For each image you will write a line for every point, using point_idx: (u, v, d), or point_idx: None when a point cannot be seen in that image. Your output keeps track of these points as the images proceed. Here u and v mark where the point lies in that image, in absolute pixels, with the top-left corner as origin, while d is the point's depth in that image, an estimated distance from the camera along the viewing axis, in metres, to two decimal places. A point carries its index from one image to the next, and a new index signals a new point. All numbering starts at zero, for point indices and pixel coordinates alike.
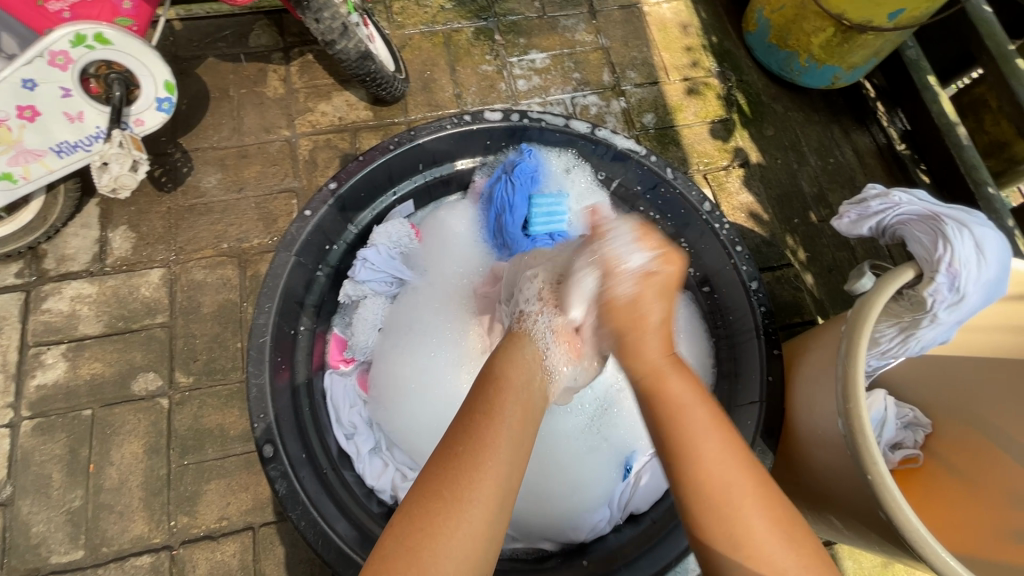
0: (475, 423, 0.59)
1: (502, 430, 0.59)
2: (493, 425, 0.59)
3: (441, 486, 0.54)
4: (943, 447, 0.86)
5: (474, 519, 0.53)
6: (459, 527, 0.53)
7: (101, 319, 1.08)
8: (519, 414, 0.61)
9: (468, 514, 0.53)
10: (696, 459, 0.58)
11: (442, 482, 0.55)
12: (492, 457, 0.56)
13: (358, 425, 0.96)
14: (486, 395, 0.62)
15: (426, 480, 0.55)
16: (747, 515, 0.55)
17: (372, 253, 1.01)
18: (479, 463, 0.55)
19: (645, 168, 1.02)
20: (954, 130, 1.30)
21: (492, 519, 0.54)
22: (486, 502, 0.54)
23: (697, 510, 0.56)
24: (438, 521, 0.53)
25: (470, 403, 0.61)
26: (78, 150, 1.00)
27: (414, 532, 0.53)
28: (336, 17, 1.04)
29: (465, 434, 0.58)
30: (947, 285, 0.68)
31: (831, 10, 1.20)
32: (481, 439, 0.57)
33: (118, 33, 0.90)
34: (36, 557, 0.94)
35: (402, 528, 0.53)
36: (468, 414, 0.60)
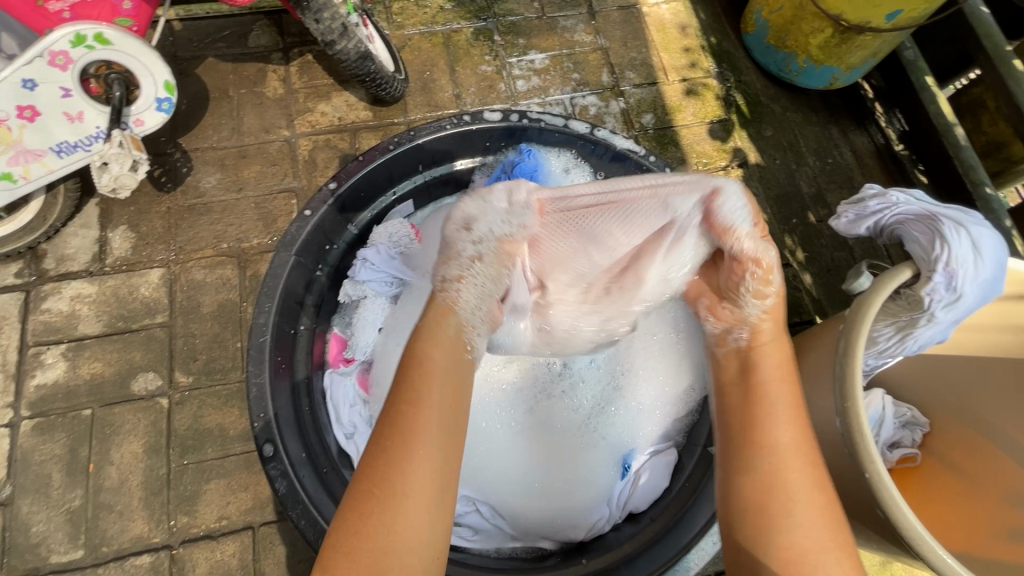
0: (402, 411, 0.60)
1: (430, 417, 0.60)
2: (418, 412, 0.59)
3: (372, 483, 0.56)
4: (940, 446, 0.86)
5: (410, 510, 0.55)
6: (399, 521, 0.55)
7: (100, 319, 1.08)
8: (448, 398, 0.62)
9: (405, 506, 0.55)
10: (775, 470, 0.62)
11: (375, 478, 0.56)
12: (420, 444, 0.58)
13: (358, 424, 0.95)
14: (412, 376, 0.62)
15: (360, 475, 0.57)
16: (795, 516, 0.60)
17: (372, 253, 1.01)
18: (408, 455, 0.57)
19: (644, 168, 1.03)
20: (952, 131, 1.31)
21: (431, 503, 0.56)
22: (421, 493, 0.56)
23: (753, 505, 0.61)
24: (373, 517, 0.55)
25: (395, 392, 0.62)
26: (78, 150, 1.00)
27: (355, 534, 0.54)
28: (336, 17, 1.05)
29: (390, 425, 0.59)
30: (944, 284, 0.69)
31: (829, 11, 1.20)
32: (406, 431, 0.58)
33: (119, 33, 0.90)
34: (35, 557, 0.95)
35: (342, 529, 0.55)
36: (390, 407, 0.61)
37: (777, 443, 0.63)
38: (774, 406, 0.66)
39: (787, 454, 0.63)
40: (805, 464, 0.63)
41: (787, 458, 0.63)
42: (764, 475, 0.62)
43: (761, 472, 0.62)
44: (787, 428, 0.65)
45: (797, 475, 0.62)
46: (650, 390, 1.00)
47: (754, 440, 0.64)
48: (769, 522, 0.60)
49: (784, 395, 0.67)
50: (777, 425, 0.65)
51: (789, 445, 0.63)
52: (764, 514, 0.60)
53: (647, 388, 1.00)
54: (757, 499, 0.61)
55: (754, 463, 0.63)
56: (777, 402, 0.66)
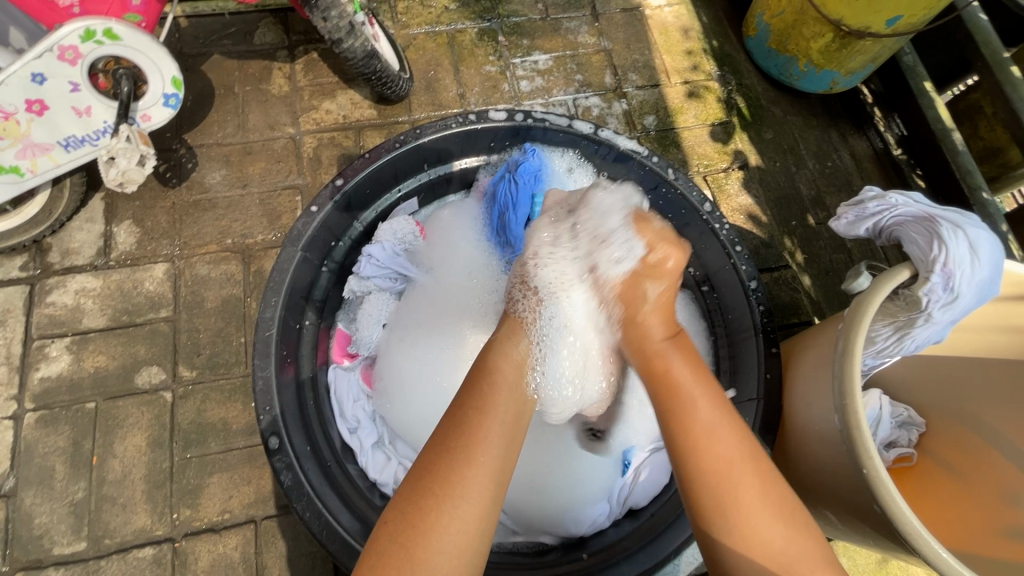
0: (466, 416, 0.62)
1: (493, 425, 0.62)
2: (482, 419, 0.62)
3: (431, 481, 0.57)
4: (936, 445, 0.87)
5: (465, 510, 0.56)
6: (450, 516, 0.55)
7: (105, 313, 1.09)
8: (509, 412, 0.64)
9: (460, 504, 0.56)
10: (704, 441, 0.61)
11: (433, 476, 0.57)
12: (484, 449, 0.59)
13: (362, 419, 0.97)
14: (477, 392, 0.65)
15: (416, 476, 0.58)
16: (743, 490, 0.59)
17: (377, 249, 1.01)
18: (470, 457, 0.58)
19: (647, 169, 1.04)
20: (950, 136, 1.32)
21: (484, 509, 0.57)
22: (475, 494, 0.57)
23: (702, 486, 0.60)
24: (431, 516, 0.55)
25: (462, 402, 0.64)
26: (85, 144, 1.01)
27: (412, 525, 0.55)
28: (343, 16, 1.05)
29: (458, 431, 0.61)
30: (942, 285, 0.70)
31: (830, 15, 1.21)
32: (471, 434, 0.60)
33: (128, 29, 0.91)
34: (39, 549, 0.95)
35: (398, 524, 0.56)
36: (457, 415, 0.63)
37: (694, 416, 0.63)
38: (677, 384, 0.66)
39: (717, 433, 0.62)
40: (738, 441, 0.62)
41: (697, 431, 0.62)
42: (692, 445, 0.61)
43: (690, 447, 0.61)
44: (705, 405, 0.64)
45: (734, 454, 0.61)
46: None
47: (668, 410, 0.65)
48: (726, 517, 0.58)
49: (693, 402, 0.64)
50: (692, 404, 0.64)
51: (710, 421, 0.63)
52: (717, 499, 0.59)
53: None
54: (708, 477, 0.60)
55: (678, 438, 0.62)
56: (681, 378, 0.67)
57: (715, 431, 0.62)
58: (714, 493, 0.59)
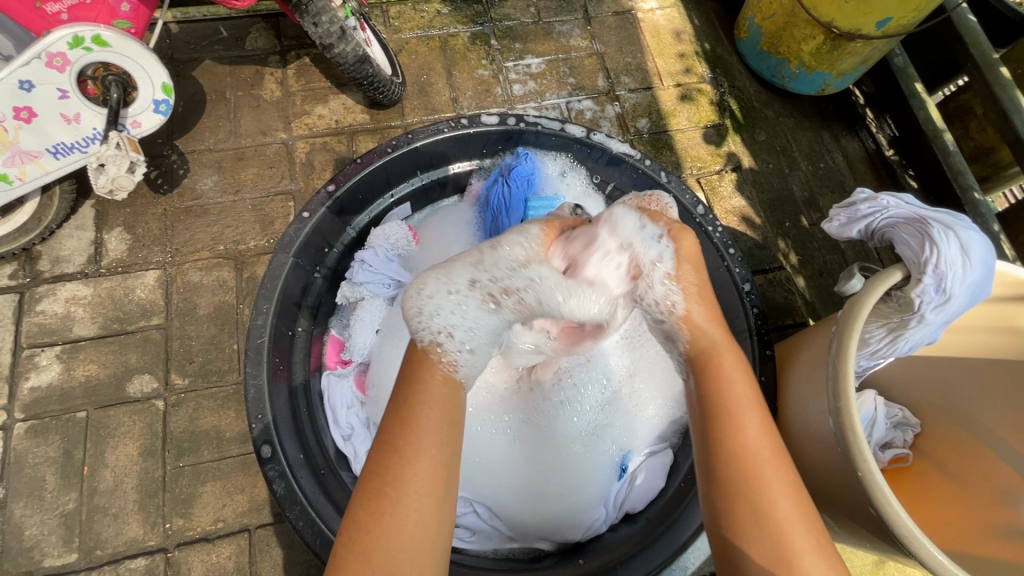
0: (404, 408, 0.59)
1: (429, 410, 0.59)
2: (416, 407, 0.59)
3: (382, 481, 0.55)
4: (931, 446, 0.87)
5: (417, 504, 0.54)
6: (403, 518, 0.53)
7: (96, 321, 1.08)
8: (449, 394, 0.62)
9: (414, 501, 0.54)
10: (749, 451, 0.57)
11: (377, 477, 0.55)
12: (422, 441, 0.57)
13: (355, 426, 0.96)
14: (409, 386, 0.62)
15: (366, 479, 0.56)
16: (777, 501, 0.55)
17: (369, 254, 1.01)
18: (406, 453, 0.56)
19: (639, 172, 1.03)
20: (941, 136, 1.33)
21: (437, 501, 0.55)
22: (422, 490, 0.55)
23: (729, 496, 0.56)
24: (380, 517, 0.53)
25: (394, 395, 0.62)
26: (74, 151, 1.00)
27: (366, 530, 0.53)
28: (334, 21, 1.06)
29: (399, 423, 0.58)
30: (934, 286, 0.70)
31: (821, 18, 1.22)
32: (409, 426, 0.57)
33: (117, 36, 0.91)
34: (29, 561, 0.94)
35: (352, 529, 0.54)
36: (398, 403, 0.60)
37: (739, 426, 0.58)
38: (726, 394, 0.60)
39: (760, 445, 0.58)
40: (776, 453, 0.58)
41: (744, 451, 0.57)
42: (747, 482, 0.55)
43: (738, 459, 0.57)
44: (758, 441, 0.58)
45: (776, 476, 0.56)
46: (643, 390, 1.01)
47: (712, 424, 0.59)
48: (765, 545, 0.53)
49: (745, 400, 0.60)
50: (736, 415, 0.59)
51: (763, 456, 0.57)
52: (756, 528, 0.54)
53: (641, 388, 1.01)
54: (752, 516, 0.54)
55: (730, 463, 0.57)
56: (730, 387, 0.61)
57: (762, 450, 0.57)
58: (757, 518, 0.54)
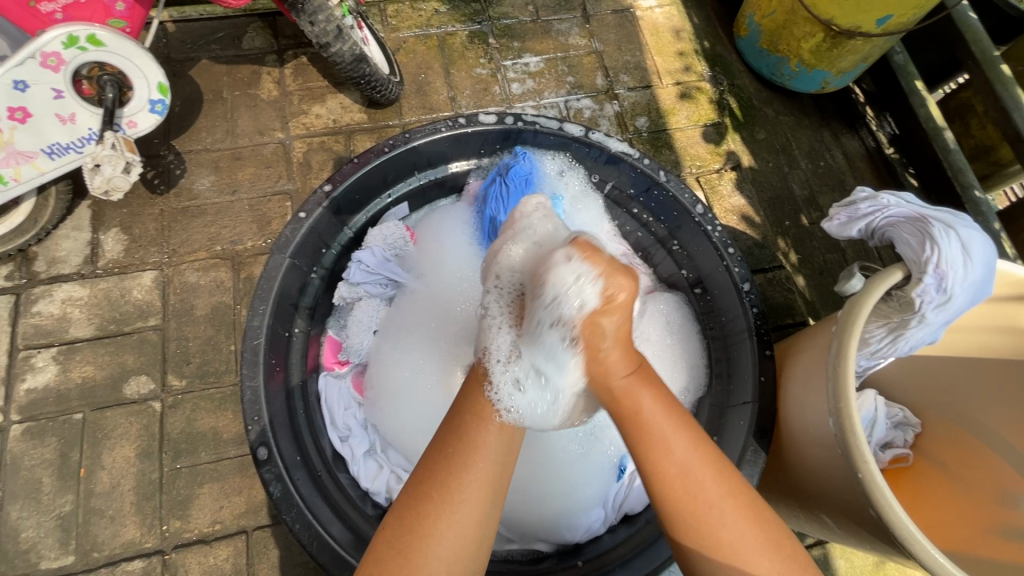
0: (464, 424, 0.65)
1: (490, 428, 0.65)
2: (481, 424, 0.65)
3: (430, 485, 0.59)
4: (931, 446, 0.86)
5: (464, 515, 0.58)
6: (450, 524, 0.58)
7: (92, 322, 1.07)
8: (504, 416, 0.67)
9: (460, 511, 0.58)
10: (672, 478, 0.61)
11: (429, 483, 0.59)
12: (480, 458, 0.62)
13: (353, 427, 0.96)
14: (469, 406, 0.66)
15: (416, 484, 0.60)
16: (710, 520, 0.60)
17: (367, 254, 1.00)
18: (469, 463, 0.61)
19: (639, 171, 1.03)
20: (941, 134, 1.32)
21: (482, 516, 0.59)
22: (473, 503, 0.59)
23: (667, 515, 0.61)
24: (428, 522, 0.57)
25: (459, 409, 0.67)
26: (70, 151, 0.99)
27: (410, 532, 0.57)
28: (331, 20, 1.05)
29: (454, 436, 0.63)
30: (935, 286, 0.69)
31: (820, 15, 1.21)
32: (471, 440, 0.63)
33: (112, 35, 0.90)
34: (25, 563, 0.94)
35: (395, 529, 0.58)
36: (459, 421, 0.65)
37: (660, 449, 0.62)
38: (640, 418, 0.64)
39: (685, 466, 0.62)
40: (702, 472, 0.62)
41: (672, 476, 0.61)
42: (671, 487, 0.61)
43: (663, 473, 0.61)
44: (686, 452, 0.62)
45: (705, 477, 0.61)
46: None
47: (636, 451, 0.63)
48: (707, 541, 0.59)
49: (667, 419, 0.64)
50: (657, 442, 0.62)
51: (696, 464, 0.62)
52: (695, 525, 0.60)
53: None
54: (691, 516, 0.60)
55: (661, 474, 0.61)
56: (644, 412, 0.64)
57: (699, 474, 0.61)
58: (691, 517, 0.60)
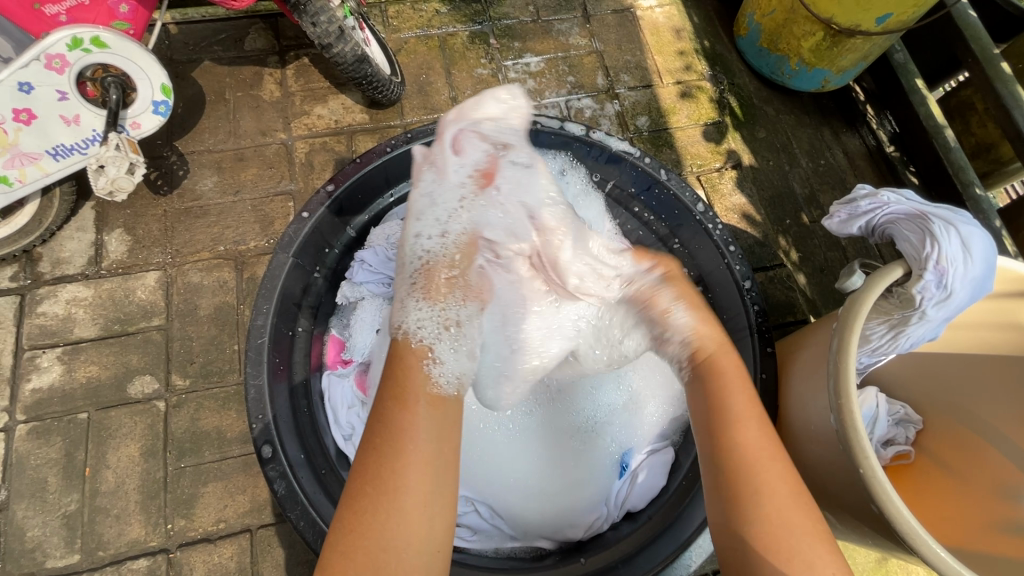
0: (389, 411, 0.65)
1: (416, 413, 0.65)
2: (407, 410, 0.65)
3: (364, 483, 0.59)
4: (932, 443, 0.87)
5: (406, 502, 0.59)
6: (394, 514, 0.58)
7: (96, 322, 1.08)
8: (430, 395, 0.68)
9: (404, 500, 0.59)
10: (747, 451, 0.63)
11: (365, 480, 0.60)
12: (413, 442, 0.62)
13: (356, 426, 0.94)
14: (394, 389, 0.67)
15: (353, 482, 0.60)
16: (774, 492, 0.61)
17: (369, 254, 1.00)
18: (398, 452, 0.61)
19: (639, 170, 1.03)
20: (942, 132, 1.33)
21: (426, 497, 0.60)
22: (414, 487, 0.59)
23: (731, 486, 0.62)
24: (369, 517, 0.58)
25: (382, 397, 0.67)
26: (74, 153, 1.00)
27: (352, 531, 0.57)
28: (333, 21, 1.05)
29: (380, 427, 0.63)
30: (935, 282, 0.70)
31: (820, 14, 1.22)
32: (398, 427, 0.63)
33: (115, 36, 0.91)
34: (31, 562, 0.94)
35: (338, 532, 0.58)
36: (381, 410, 0.65)
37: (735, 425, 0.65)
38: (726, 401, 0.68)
39: (751, 440, 0.64)
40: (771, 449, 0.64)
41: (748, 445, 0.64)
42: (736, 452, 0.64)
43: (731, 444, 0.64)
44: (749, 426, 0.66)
45: (759, 448, 0.64)
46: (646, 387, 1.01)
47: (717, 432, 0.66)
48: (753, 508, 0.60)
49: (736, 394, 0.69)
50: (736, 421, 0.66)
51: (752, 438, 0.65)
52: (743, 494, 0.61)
53: (642, 385, 1.01)
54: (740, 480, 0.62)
55: (723, 443, 0.65)
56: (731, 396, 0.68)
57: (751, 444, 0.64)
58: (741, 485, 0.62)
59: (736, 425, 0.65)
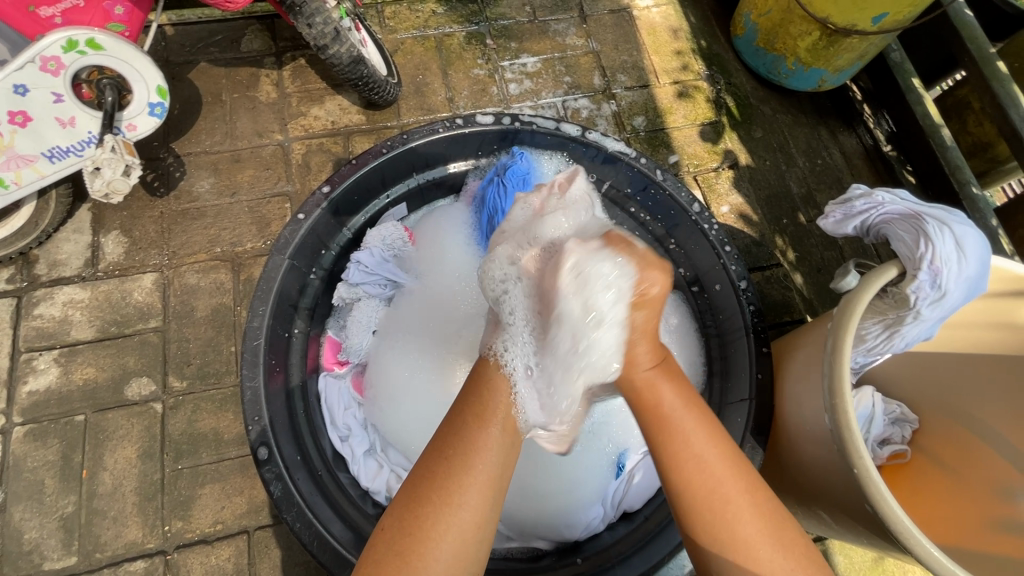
0: (467, 425, 0.63)
1: (490, 434, 0.63)
2: (481, 429, 0.63)
3: (430, 489, 0.58)
4: (929, 442, 0.87)
5: (463, 519, 0.57)
6: (448, 528, 0.57)
7: (93, 324, 1.08)
8: (508, 419, 0.65)
9: (459, 515, 0.57)
10: (694, 477, 0.61)
11: (430, 486, 0.58)
12: (479, 461, 0.60)
13: (353, 427, 0.96)
14: (470, 404, 0.65)
15: (417, 484, 0.59)
16: (733, 518, 0.59)
17: (366, 255, 1.01)
18: (467, 466, 0.59)
19: (635, 170, 1.03)
20: (939, 131, 1.33)
21: (482, 518, 0.58)
22: (474, 505, 0.58)
23: (697, 518, 0.61)
24: (427, 524, 0.57)
25: (461, 410, 0.65)
26: (70, 155, 1.00)
27: (408, 535, 0.56)
28: (328, 22, 1.06)
29: (452, 437, 0.62)
30: (929, 282, 0.70)
31: (816, 14, 1.22)
32: (471, 442, 0.61)
33: (110, 38, 0.90)
34: (29, 564, 0.94)
35: (394, 532, 0.57)
36: (460, 422, 0.64)
37: (684, 444, 0.62)
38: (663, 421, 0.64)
39: (711, 462, 0.62)
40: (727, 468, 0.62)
41: (690, 472, 0.61)
42: (691, 483, 0.61)
43: (688, 481, 0.61)
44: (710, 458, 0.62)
45: (722, 478, 0.61)
46: None
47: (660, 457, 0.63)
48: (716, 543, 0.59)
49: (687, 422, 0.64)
50: (684, 440, 0.63)
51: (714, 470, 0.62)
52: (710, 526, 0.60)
53: None
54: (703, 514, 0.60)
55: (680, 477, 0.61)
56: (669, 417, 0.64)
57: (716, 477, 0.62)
58: (708, 519, 0.60)
59: (689, 458, 0.62)
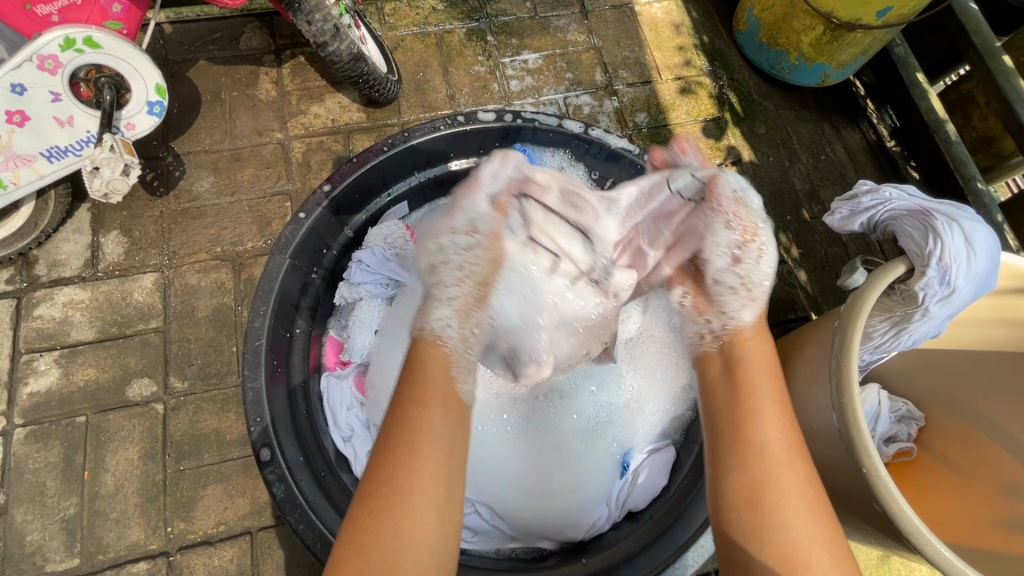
0: (407, 411, 0.60)
1: (434, 412, 0.60)
2: (422, 409, 0.60)
3: (379, 482, 0.56)
4: (936, 440, 0.86)
5: (420, 505, 0.55)
6: (407, 515, 0.55)
7: (93, 325, 1.07)
8: (449, 395, 0.63)
9: (416, 501, 0.55)
10: (764, 461, 0.60)
11: (380, 477, 0.56)
12: (428, 444, 0.58)
13: (355, 427, 0.94)
14: (410, 386, 0.63)
15: (366, 480, 0.57)
16: (788, 505, 0.57)
17: (367, 254, 0.99)
18: (415, 451, 0.57)
19: (638, 166, 1.03)
20: (943, 127, 1.32)
21: (440, 501, 0.56)
22: (427, 492, 0.56)
23: (744, 495, 0.59)
24: (384, 514, 0.55)
25: (399, 395, 0.62)
26: (69, 155, 0.99)
27: (366, 530, 0.54)
28: (328, 19, 1.05)
29: (396, 424, 0.59)
30: (938, 279, 0.69)
31: (820, 8, 1.21)
32: (415, 426, 0.59)
33: (108, 36, 0.90)
34: (31, 566, 0.94)
35: (351, 529, 0.55)
36: (398, 407, 0.61)
37: (759, 424, 0.62)
38: (747, 404, 0.64)
39: (777, 444, 0.61)
40: (795, 459, 0.61)
41: (763, 451, 0.60)
42: (755, 461, 0.60)
43: (756, 455, 0.60)
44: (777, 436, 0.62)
45: (784, 459, 0.60)
46: (645, 387, 1.01)
47: (736, 438, 0.62)
48: (762, 518, 0.57)
49: (766, 405, 0.64)
50: (756, 421, 0.62)
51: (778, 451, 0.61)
52: (757, 500, 0.58)
53: (642, 385, 1.01)
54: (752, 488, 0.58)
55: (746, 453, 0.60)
56: (753, 399, 0.64)
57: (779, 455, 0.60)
58: (759, 494, 0.58)
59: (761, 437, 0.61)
